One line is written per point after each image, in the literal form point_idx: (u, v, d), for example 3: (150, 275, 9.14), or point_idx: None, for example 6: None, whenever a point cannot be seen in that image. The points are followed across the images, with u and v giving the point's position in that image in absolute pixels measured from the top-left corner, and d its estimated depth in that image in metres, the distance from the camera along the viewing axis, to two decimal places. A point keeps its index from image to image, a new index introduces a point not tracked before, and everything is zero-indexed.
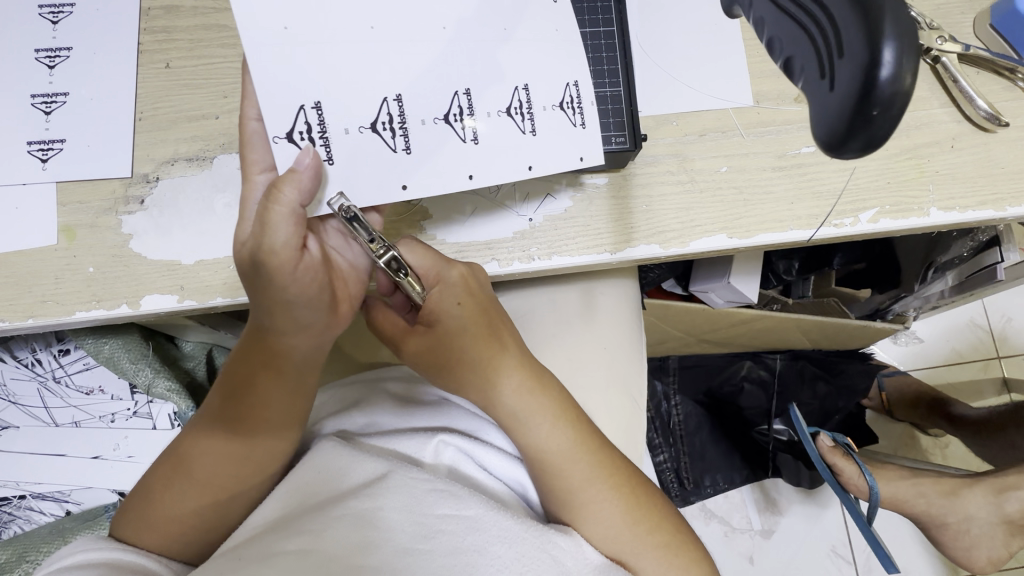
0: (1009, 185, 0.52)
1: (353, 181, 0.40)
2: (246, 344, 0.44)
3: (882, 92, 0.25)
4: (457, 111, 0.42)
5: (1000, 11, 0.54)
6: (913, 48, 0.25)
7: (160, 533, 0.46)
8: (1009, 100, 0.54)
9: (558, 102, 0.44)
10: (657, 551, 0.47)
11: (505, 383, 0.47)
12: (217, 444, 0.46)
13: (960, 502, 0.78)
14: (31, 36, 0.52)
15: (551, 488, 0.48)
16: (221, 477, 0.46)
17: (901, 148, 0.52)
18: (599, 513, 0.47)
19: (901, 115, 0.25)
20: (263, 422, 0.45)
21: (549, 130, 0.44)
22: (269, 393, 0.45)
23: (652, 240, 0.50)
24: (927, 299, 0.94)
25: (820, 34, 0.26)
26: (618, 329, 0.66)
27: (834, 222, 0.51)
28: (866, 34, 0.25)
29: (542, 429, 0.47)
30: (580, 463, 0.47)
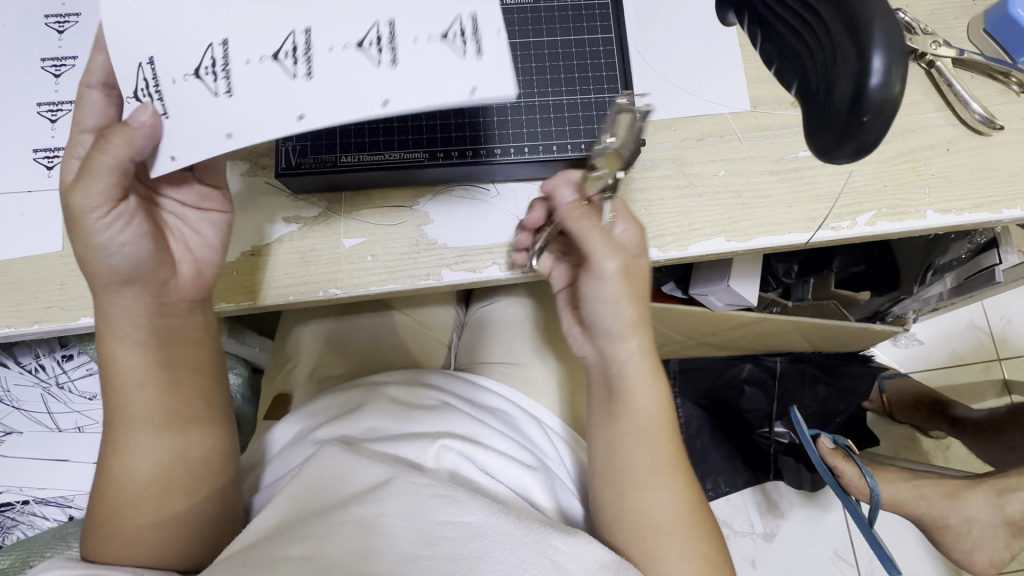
0: (1005, 188, 0.52)
1: (247, 114, 0.36)
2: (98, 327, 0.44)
3: (872, 99, 0.25)
4: (375, 38, 0.35)
5: (994, 16, 0.54)
6: (902, 55, 0.25)
7: (112, 546, 0.44)
8: (1003, 104, 0.54)
9: (438, 32, 0.36)
10: (698, 556, 0.46)
11: (636, 343, 0.46)
12: (131, 437, 0.44)
13: (961, 504, 0.78)
14: (36, 45, 0.53)
15: (634, 464, 0.47)
16: (145, 474, 0.45)
17: (899, 152, 0.53)
18: (656, 502, 0.46)
19: (892, 120, 0.26)
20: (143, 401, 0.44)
21: (409, 60, 0.35)
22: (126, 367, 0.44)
23: (651, 244, 0.51)
24: (926, 299, 0.94)
25: (812, 41, 0.27)
26: None
27: (831, 225, 0.52)
28: (856, 44, 0.25)
29: (651, 399, 0.47)
30: (665, 447, 0.47)
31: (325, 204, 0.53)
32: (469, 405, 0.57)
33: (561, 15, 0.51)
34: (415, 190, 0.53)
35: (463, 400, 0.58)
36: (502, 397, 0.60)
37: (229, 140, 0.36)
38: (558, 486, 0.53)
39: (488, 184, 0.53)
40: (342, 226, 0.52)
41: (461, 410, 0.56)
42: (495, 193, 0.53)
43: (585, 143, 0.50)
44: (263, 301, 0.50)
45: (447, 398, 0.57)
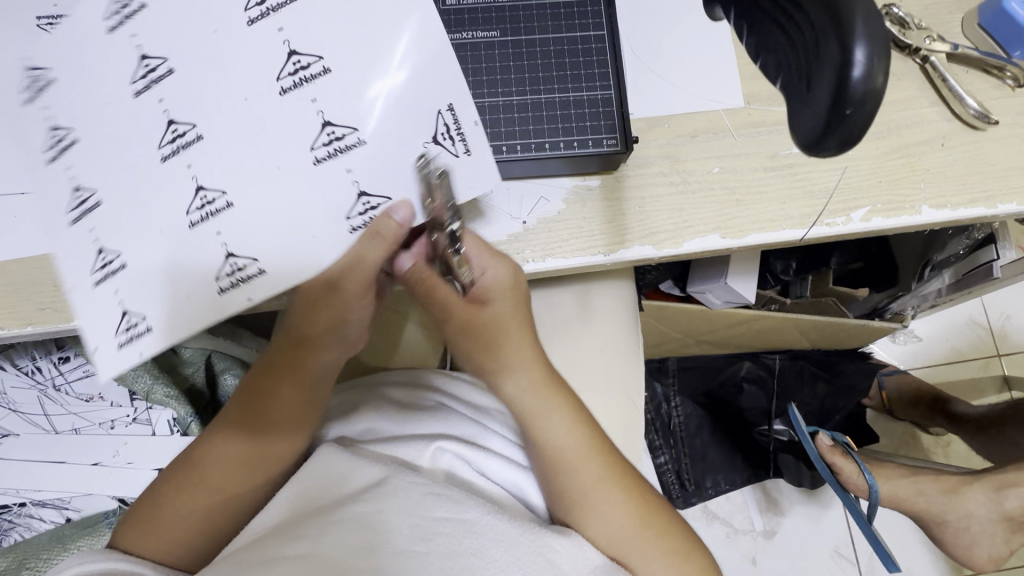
0: (1001, 183, 0.52)
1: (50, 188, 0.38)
2: (277, 358, 0.46)
3: (855, 91, 0.25)
4: (173, 139, 0.38)
5: (988, 10, 0.54)
6: (884, 46, 0.25)
7: (166, 539, 0.45)
8: (999, 98, 0.54)
9: (426, 141, 0.41)
10: (663, 553, 0.48)
11: (523, 380, 0.47)
12: (242, 448, 0.47)
13: (960, 500, 0.78)
14: None
15: (558, 488, 0.48)
16: (231, 481, 0.47)
17: (894, 148, 0.53)
18: (605, 516, 0.47)
19: (875, 113, 0.26)
20: (283, 421, 0.47)
21: (417, 165, 0.41)
22: (287, 398, 0.46)
23: (645, 242, 0.51)
24: (925, 295, 0.93)
25: (795, 33, 0.27)
26: (616, 331, 0.67)
27: (826, 221, 0.51)
28: (837, 35, 0.25)
29: (560, 426, 0.48)
30: (592, 463, 0.48)
31: None
32: (467, 407, 0.57)
33: (555, 12, 0.51)
34: None
35: (461, 403, 0.58)
36: None
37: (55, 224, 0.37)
38: None
39: None
40: None
41: (458, 412, 0.56)
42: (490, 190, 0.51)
43: (578, 142, 0.49)
44: None
45: (444, 400, 0.57)
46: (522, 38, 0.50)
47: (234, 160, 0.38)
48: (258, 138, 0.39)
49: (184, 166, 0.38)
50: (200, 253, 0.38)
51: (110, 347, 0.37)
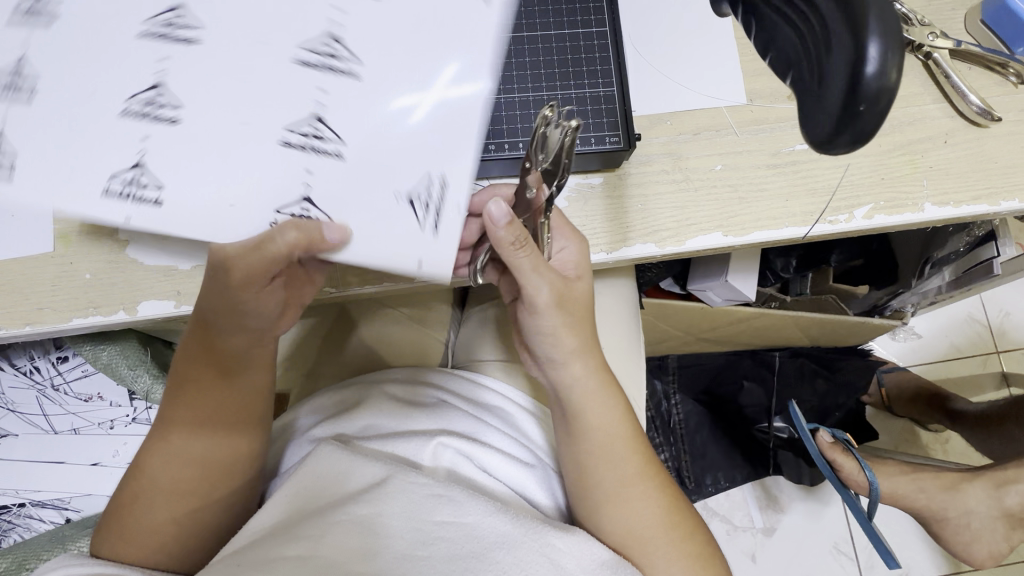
0: (1003, 180, 0.52)
1: None
2: (189, 349, 0.47)
3: (868, 88, 0.25)
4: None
5: (992, 6, 0.53)
6: (897, 43, 0.25)
7: (135, 546, 0.44)
8: (1002, 95, 0.54)
9: (312, 102, 0.36)
10: (683, 556, 0.47)
11: (589, 365, 0.48)
12: (181, 447, 0.46)
13: (960, 496, 0.77)
14: None
15: (594, 483, 0.48)
16: (186, 482, 0.46)
17: (897, 145, 0.52)
18: (634, 510, 0.47)
19: (887, 111, 0.26)
20: (222, 413, 0.47)
21: (284, 165, 0.37)
22: (211, 390, 0.47)
23: (648, 239, 0.51)
24: (925, 293, 0.96)
25: (807, 31, 0.26)
26: (616, 328, 0.67)
27: (829, 219, 0.51)
28: (850, 32, 0.25)
29: (615, 416, 0.48)
30: (634, 460, 0.49)
31: None
32: (468, 403, 0.57)
33: (556, 7, 0.50)
34: None
35: (461, 399, 0.57)
36: (501, 393, 0.60)
37: None
38: (553, 483, 0.53)
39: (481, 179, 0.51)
40: None
41: (459, 407, 0.56)
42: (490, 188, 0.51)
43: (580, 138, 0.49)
44: None
45: (444, 396, 0.57)
46: (525, 34, 0.50)
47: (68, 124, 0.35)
48: (100, 95, 0.35)
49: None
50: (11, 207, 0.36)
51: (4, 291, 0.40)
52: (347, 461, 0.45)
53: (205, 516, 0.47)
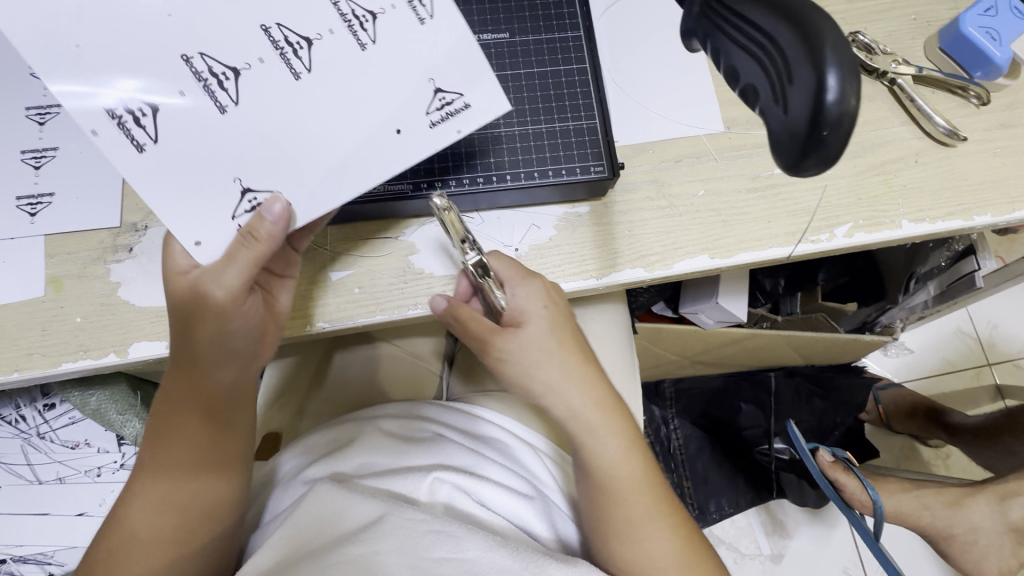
0: (974, 196, 0.54)
1: None
2: (171, 387, 0.45)
3: (830, 115, 0.26)
4: None
5: (947, 35, 0.56)
6: (854, 71, 0.26)
7: None
8: (966, 116, 0.56)
9: (237, 63, 0.37)
10: None
11: (586, 400, 0.46)
12: (160, 496, 0.44)
13: (964, 513, 0.74)
14: (22, 95, 0.54)
15: (604, 520, 0.47)
16: (167, 531, 0.44)
17: (870, 167, 0.55)
18: (647, 546, 0.46)
19: (851, 134, 0.27)
20: (195, 458, 0.45)
21: (168, 89, 0.36)
22: (187, 432, 0.45)
23: (636, 265, 0.51)
24: (911, 309, 0.97)
25: (771, 63, 0.28)
26: (610, 352, 0.67)
27: (810, 238, 0.53)
28: (811, 61, 0.26)
29: (616, 451, 0.47)
30: (643, 497, 0.47)
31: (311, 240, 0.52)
32: (466, 437, 0.56)
33: (536, 49, 0.52)
34: (397, 221, 0.53)
35: (455, 432, 0.57)
36: (501, 427, 0.59)
37: None
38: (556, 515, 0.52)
39: (472, 212, 0.53)
40: (330, 258, 0.51)
41: (455, 441, 0.55)
42: (481, 221, 0.52)
43: (565, 169, 0.50)
44: None
45: (440, 430, 0.57)
46: (502, 74, 0.52)
47: None
48: None
49: None
50: None
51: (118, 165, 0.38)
52: (333, 503, 0.44)
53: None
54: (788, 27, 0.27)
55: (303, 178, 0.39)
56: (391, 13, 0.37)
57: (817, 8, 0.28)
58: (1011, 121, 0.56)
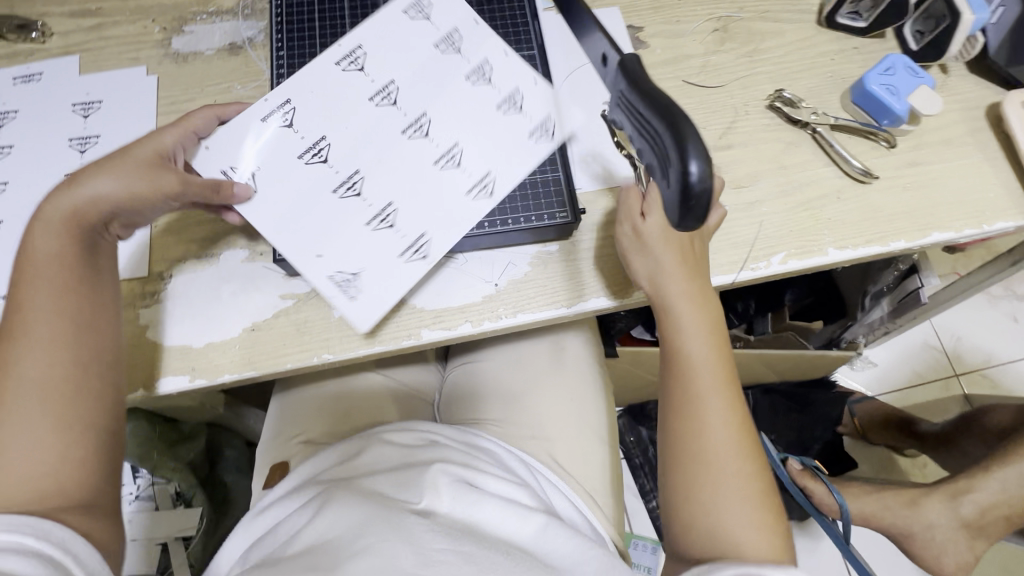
0: (890, 225, 0.63)
1: (459, 122, 0.59)
2: (35, 253, 0.50)
3: (694, 188, 0.28)
4: (454, 128, 0.59)
5: (857, 90, 0.66)
6: (705, 149, 0.28)
7: (23, 486, 0.44)
8: (878, 158, 0.65)
9: (342, 159, 0.57)
10: (751, 491, 0.52)
11: (688, 283, 0.56)
12: (29, 344, 0.47)
13: (922, 512, 0.80)
14: (61, 164, 0.62)
15: (678, 392, 0.55)
16: (59, 367, 0.47)
17: (799, 204, 0.63)
18: (718, 469, 0.52)
19: (710, 204, 0.29)
20: (57, 301, 0.49)
21: (294, 133, 0.57)
22: (39, 293, 0.48)
23: (601, 294, 0.59)
24: (870, 323, 1.07)
25: (654, 142, 0.31)
26: (586, 373, 0.75)
27: (750, 266, 0.61)
28: (675, 141, 0.29)
29: (699, 338, 0.56)
30: (715, 385, 0.55)
31: (317, 282, 0.59)
32: (460, 444, 0.63)
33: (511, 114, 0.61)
34: None
35: (451, 438, 0.63)
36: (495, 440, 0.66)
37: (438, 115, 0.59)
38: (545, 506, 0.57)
39: (457, 253, 0.60)
40: None
41: (452, 447, 0.61)
42: (464, 260, 0.60)
43: (535, 216, 0.59)
44: (264, 369, 0.56)
45: (437, 437, 0.63)
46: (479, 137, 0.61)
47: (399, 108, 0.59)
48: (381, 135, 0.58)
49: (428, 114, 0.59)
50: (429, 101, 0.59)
51: (237, 127, 0.57)
52: (337, 521, 0.49)
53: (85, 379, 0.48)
54: (659, 117, 0.30)
55: (300, 213, 0.55)
56: (440, 173, 0.57)
57: (676, 104, 0.30)
58: (917, 160, 0.65)
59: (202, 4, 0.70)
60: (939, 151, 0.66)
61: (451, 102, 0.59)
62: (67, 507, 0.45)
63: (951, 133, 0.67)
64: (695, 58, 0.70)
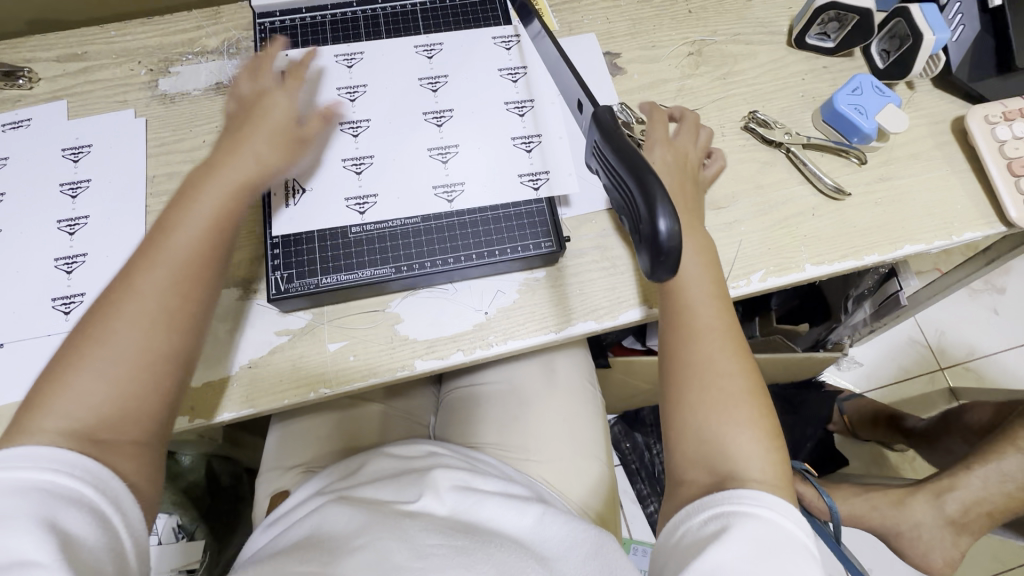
0: (863, 240, 0.65)
1: (474, 123, 0.65)
2: (181, 190, 0.52)
3: (664, 243, 0.31)
4: (463, 130, 0.64)
5: (827, 110, 0.69)
6: (674, 208, 0.31)
7: (101, 393, 0.44)
8: (850, 174, 0.68)
9: (360, 116, 0.64)
10: (744, 412, 0.54)
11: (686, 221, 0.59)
12: (152, 272, 0.47)
13: (908, 510, 0.83)
14: (54, 209, 0.63)
15: (673, 319, 0.58)
16: (164, 301, 0.47)
17: (776, 222, 0.66)
18: (721, 405, 0.54)
19: (679, 260, 0.32)
20: (198, 232, 0.50)
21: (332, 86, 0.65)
22: (181, 213, 0.50)
23: (588, 318, 0.61)
24: (853, 326, 1.09)
25: (629, 196, 0.34)
26: (578, 393, 0.77)
27: (731, 284, 0.63)
28: (650, 202, 0.31)
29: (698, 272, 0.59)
30: (718, 318, 0.58)
31: (312, 317, 0.60)
32: (457, 454, 0.67)
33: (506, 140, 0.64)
34: (383, 294, 0.61)
35: (448, 450, 0.68)
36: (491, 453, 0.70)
37: (461, 111, 0.65)
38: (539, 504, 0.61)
39: (447, 283, 0.62)
40: (326, 332, 0.60)
41: (449, 458, 0.66)
42: (454, 290, 0.62)
43: (521, 246, 0.60)
44: (261, 406, 0.57)
45: (434, 449, 0.67)
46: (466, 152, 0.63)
47: (460, 96, 0.66)
48: (409, 99, 0.65)
49: (454, 111, 0.65)
50: (476, 96, 0.66)
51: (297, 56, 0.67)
52: (335, 523, 0.53)
53: (176, 323, 0.47)
54: (634, 177, 0.33)
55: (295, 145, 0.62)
56: (427, 150, 0.63)
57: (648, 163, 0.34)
58: (888, 175, 0.68)
59: (188, 44, 0.72)
60: (909, 166, 0.68)
61: (479, 117, 0.65)
62: (126, 443, 0.44)
63: (918, 147, 0.69)
64: (671, 82, 0.72)
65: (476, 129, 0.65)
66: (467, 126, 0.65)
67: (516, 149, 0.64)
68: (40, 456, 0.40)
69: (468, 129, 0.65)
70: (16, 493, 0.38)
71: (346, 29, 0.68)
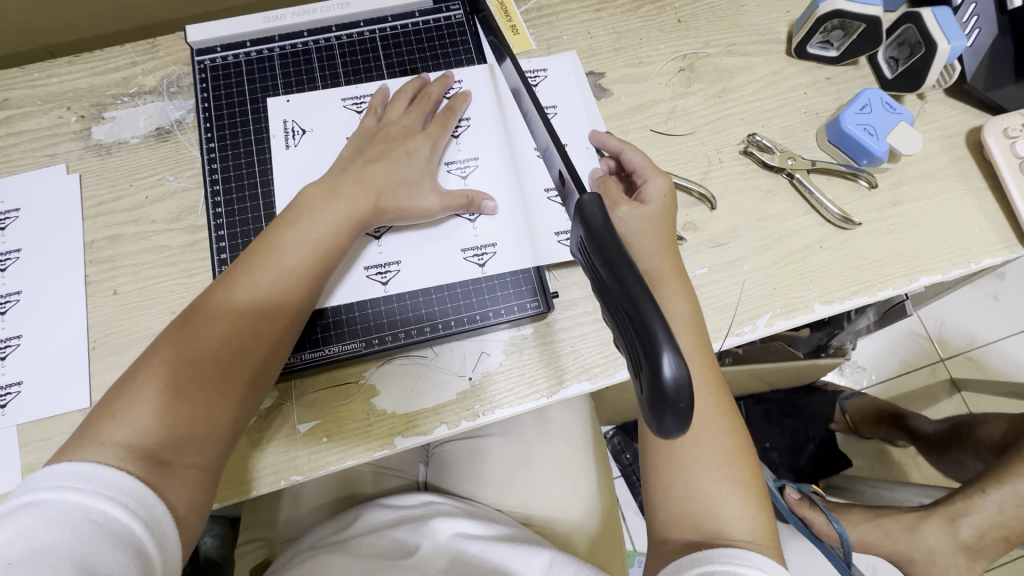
0: (875, 272, 0.60)
1: (496, 172, 0.60)
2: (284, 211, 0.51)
3: (669, 390, 0.27)
4: (483, 181, 0.60)
5: (833, 130, 0.63)
6: (679, 348, 0.27)
7: (173, 408, 0.43)
8: (858, 199, 0.62)
9: None
10: (730, 476, 0.48)
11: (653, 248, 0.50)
12: (250, 284, 0.47)
13: (921, 537, 0.80)
14: None
15: None
16: (252, 322, 0.46)
17: (781, 258, 0.60)
18: (701, 462, 0.48)
19: (691, 407, 0.28)
20: (297, 257, 0.49)
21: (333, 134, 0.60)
22: (285, 232, 0.49)
23: (582, 377, 0.56)
24: (857, 331, 1.05)
25: (623, 321, 0.30)
26: (575, 439, 0.72)
27: (736, 330, 0.58)
28: (652, 340, 0.27)
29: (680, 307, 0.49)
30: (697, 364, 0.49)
31: (278, 395, 0.54)
32: (454, 501, 0.65)
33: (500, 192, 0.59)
34: (356, 363, 0.56)
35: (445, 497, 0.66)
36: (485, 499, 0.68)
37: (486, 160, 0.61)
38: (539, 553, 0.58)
39: (426, 347, 0.56)
40: (294, 410, 0.54)
41: (446, 504, 0.64)
42: (434, 355, 0.56)
43: (506, 308, 0.56)
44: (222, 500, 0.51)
45: (430, 497, 0.65)
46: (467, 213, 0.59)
47: (474, 141, 0.61)
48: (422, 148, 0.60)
49: (476, 158, 0.60)
50: (496, 145, 0.61)
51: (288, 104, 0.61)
52: None
53: (259, 355, 0.47)
54: (633, 299, 0.29)
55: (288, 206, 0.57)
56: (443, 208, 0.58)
57: (634, 266, 0.31)
58: (899, 199, 0.63)
59: (122, 84, 0.64)
60: (921, 186, 0.63)
61: (496, 170, 0.60)
62: (187, 467, 0.43)
63: (931, 165, 0.64)
64: (662, 103, 0.65)
65: (500, 179, 0.60)
66: (487, 178, 0.60)
67: (548, 202, 0.60)
68: (100, 474, 0.39)
69: (488, 179, 0.60)
70: (67, 522, 0.36)
71: (297, 64, 0.62)
